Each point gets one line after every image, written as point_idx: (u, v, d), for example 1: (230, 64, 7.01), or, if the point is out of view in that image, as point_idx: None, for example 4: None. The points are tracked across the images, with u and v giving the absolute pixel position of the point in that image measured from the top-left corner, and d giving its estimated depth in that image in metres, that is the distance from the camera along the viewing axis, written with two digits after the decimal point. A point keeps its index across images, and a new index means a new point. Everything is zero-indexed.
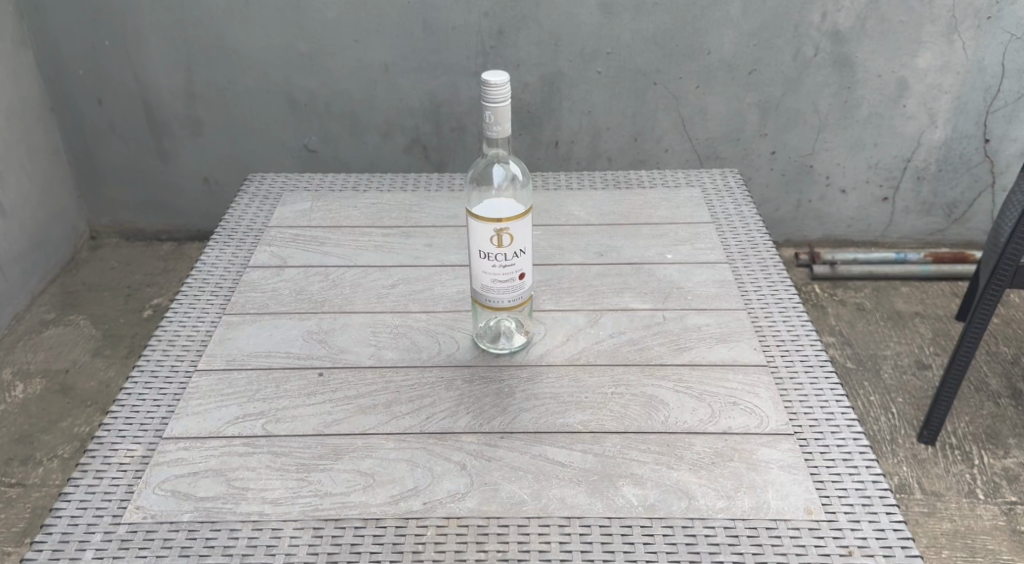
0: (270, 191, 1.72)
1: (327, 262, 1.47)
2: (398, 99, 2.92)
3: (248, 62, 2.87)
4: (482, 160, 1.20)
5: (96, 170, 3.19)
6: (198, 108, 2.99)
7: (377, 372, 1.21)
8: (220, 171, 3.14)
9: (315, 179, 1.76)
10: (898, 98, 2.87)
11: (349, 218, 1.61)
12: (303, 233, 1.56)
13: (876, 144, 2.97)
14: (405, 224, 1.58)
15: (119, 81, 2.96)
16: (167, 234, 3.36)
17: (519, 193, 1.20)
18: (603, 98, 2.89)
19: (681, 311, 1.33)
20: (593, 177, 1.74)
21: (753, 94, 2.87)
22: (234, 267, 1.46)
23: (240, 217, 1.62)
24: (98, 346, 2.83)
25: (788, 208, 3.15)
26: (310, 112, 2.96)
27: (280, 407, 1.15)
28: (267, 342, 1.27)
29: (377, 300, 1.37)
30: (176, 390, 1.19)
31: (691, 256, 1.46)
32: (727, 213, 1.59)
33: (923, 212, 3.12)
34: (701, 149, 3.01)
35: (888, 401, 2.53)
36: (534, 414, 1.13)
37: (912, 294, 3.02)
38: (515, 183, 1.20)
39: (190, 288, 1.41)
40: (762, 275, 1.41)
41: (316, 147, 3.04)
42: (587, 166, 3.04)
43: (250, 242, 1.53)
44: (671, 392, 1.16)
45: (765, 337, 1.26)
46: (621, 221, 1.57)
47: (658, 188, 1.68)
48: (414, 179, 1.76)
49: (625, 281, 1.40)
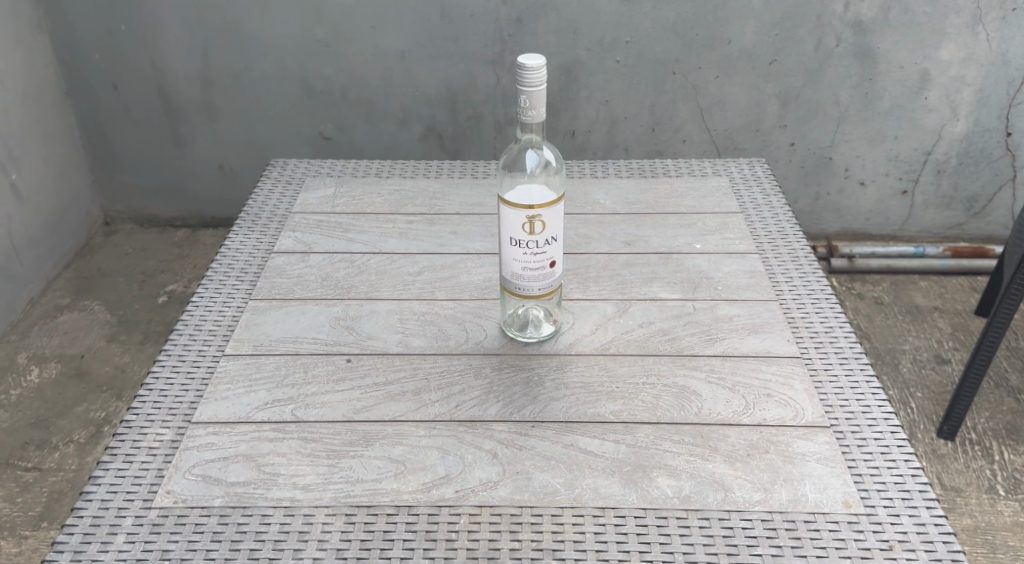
0: (293, 176, 1.70)
1: (352, 248, 1.46)
2: (415, 86, 2.95)
3: (265, 48, 2.90)
4: (513, 147, 1.18)
5: (112, 155, 3.23)
6: (214, 94, 3.03)
7: (405, 359, 1.20)
8: (236, 157, 3.18)
9: (337, 164, 1.74)
10: (920, 90, 2.88)
11: (372, 205, 1.59)
12: (327, 220, 1.54)
13: (897, 137, 2.99)
14: (429, 211, 1.57)
15: (136, 66, 3.00)
16: (182, 221, 3.40)
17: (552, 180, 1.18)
18: (620, 86, 2.92)
19: (712, 301, 1.31)
20: (618, 165, 1.72)
21: (773, 84, 2.90)
22: (258, 253, 1.45)
23: (263, 203, 1.61)
24: (113, 332, 2.84)
25: (807, 200, 3.17)
26: (326, 99, 3.00)
27: (309, 393, 1.14)
28: (295, 327, 1.26)
29: (403, 287, 1.36)
30: (204, 374, 1.18)
31: (720, 246, 1.44)
32: (755, 203, 1.57)
33: (942, 205, 3.14)
34: (718, 140, 3.04)
35: (907, 396, 2.52)
36: (564, 404, 1.12)
37: (930, 288, 3.00)
38: (547, 170, 1.18)
39: (216, 272, 1.40)
40: (792, 266, 1.39)
41: (332, 134, 3.08)
42: (603, 156, 3.09)
43: (274, 229, 1.52)
44: (704, 383, 1.15)
45: (798, 329, 1.24)
46: (647, 210, 1.55)
47: (684, 177, 1.66)
48: (436, 166, 1.74)
49: (653, 271, 1.39)
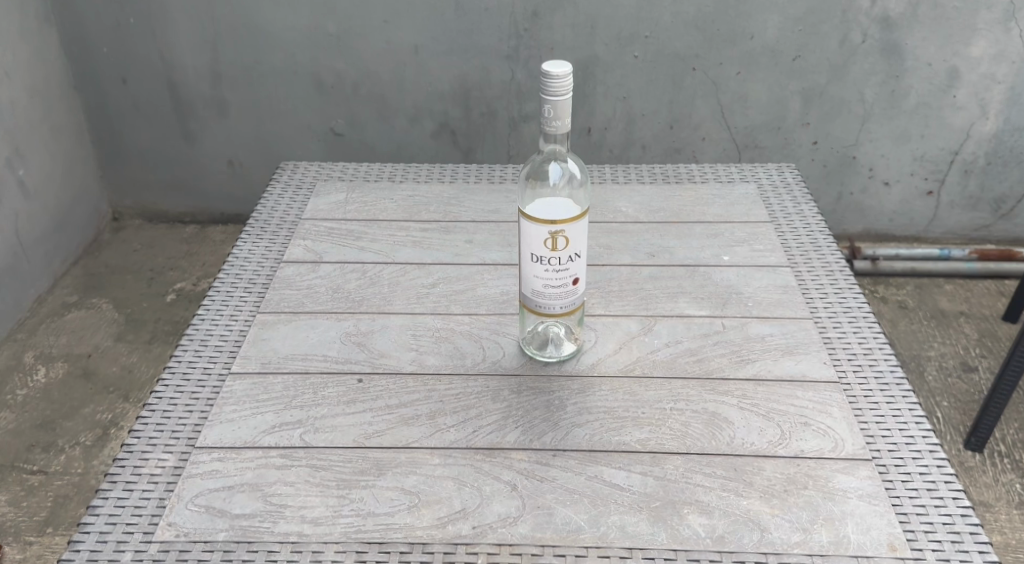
0: (303, 179, 1.64)
1: (365, 258, 1.40)
2: (428, 82, 2.88)
3: (275, 42, 2.84)
4: (535, 158, 1.11)
5: (121, 150, 3.18)
6: (224, 88, 2.98)
7: (419, 379, 1.14)
8: (246, 153, 3.13)
9: (347, 167, 1.68)
10: (948, 88, 2.80)
11: (384, 212, 1.53)
12: (338, 227, 1.48)
13: (923, 136, 2.91)
14: (444, 218, 1.51)
15: (144, 60, 2.95)
16: (191, 217, 3.35)
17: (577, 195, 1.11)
18: (639, 82, 2.84)
19: (742, 318, 1.25)
20: (640, 170, 1.65)
21: (796, 81, 2.82)
22: (267, 262, 1.39)
23: (272, 208, 1.55)
24: (121, 330, 2.80)
25: (829, 200, 3.09)
26: (338, 94, 2.94)
27: (318, 415, 1.08)
28: (305, 343, 1.20)
29: (417, 301, 1.30)
30: (210, 392, 1.13)
31: (749, 258, 1.37)
32: (785, 211, 1.50)
33: (969, 207, 3.06)
34: (739, 138, 2.96)
35: (933, 405, 2.45)
36: (587, 430, 1.06)
37: (956, 292, 2.92)
38: (571, 183, 1.11)
39: (223, 283, 1.34)
40: (827, 281, 1.32)
41: (343, 130, 3.02)
42: (620, 153, 3.02)
43: (283, 237, 1.46)
44: (735, 409, 1.09)
45: (835, 350, 1.18)
46: (672, 219, 1.49)
47: (710, 183, 1.59)
48: (451, 170, 1.68)
49: (679, 285, 1.33)
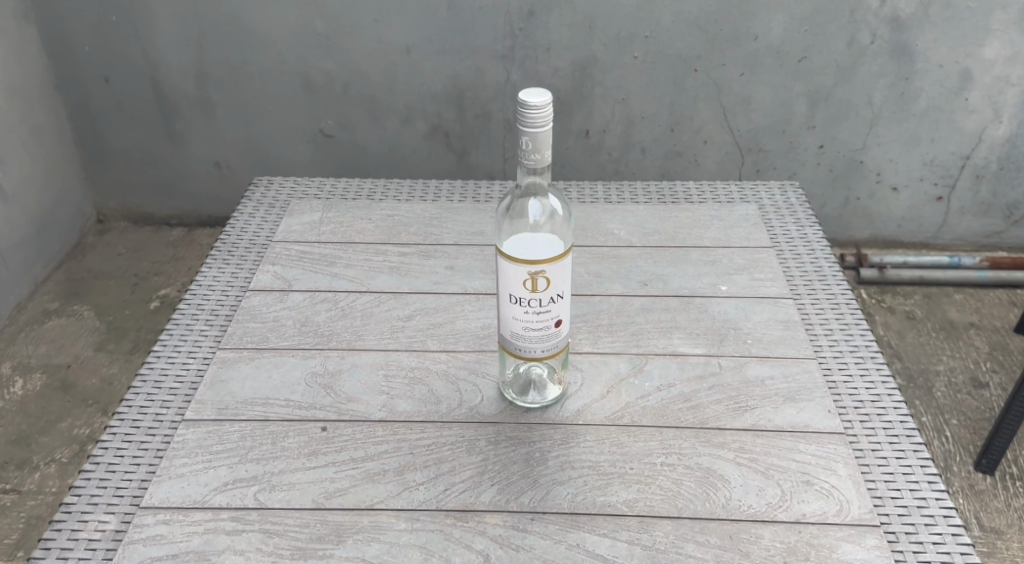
0: (277, 197, 1.55)
1: (338, 286, 1.30)
2: (420, 82, 2.78)
3: (262, 41, 2.74)
4: (512, 192, 1.02)
5: (105, 151, 3.08)
6: (209, 88, 2.87)
7: (388, 427, 1.05)
8: (233, 154, 3.03)
9: (324, 184, 1.59)
10: (960, 91, 2.69)
11: (361, 233, 1.43)
12: (311, 250, 1.39)
13: (933, 140, 2.80)
14: (424, 241, 1.41)
15: (127, 58, 2.85)
16: (178, 220, 3.25)
17: (560, 229, 1.01)
18: (638, 84, 2.74)
19: (740, 358, 1.15)
20: (635, 188, 1.55)
21: (802, 83, 2.71)
22: (233, 290, 1.30)
23: (242, 229, 1.45)
24: (102, 340, 2.71)
25: (835, 205, 2.98)
26: (327, 95, 2.84)
27: (275, 470, 0.99)
28: (266, 385, 1.11)
29: (391, 336, 1.21)
30: (160, 442, 1.04)
31: (748, 289, 1.28)
32: (788, 235, 1.40)
33: (979, 213, 2.96)
34: (742, 141, 2.86)
35: (941, 423, 2.36)
36: (569, 489, 0.97)
37: (966, 302, 2.82)
38: (552, 217, 1.02)
39: (183, 315, 1.25)
40: (832, 315, 1.23)
41: (333, 132, 2.93)
42: (619, 157, 2.91)
43: (251, 262, 1.37)
44: (732, 464, 1.00)
45: (840, 396, 1.10)
46: (667, 243, 1.39)
47: (708, 204, 1.49)
48: (434, 187, 1.58)
49: (673, 319, 1.23)
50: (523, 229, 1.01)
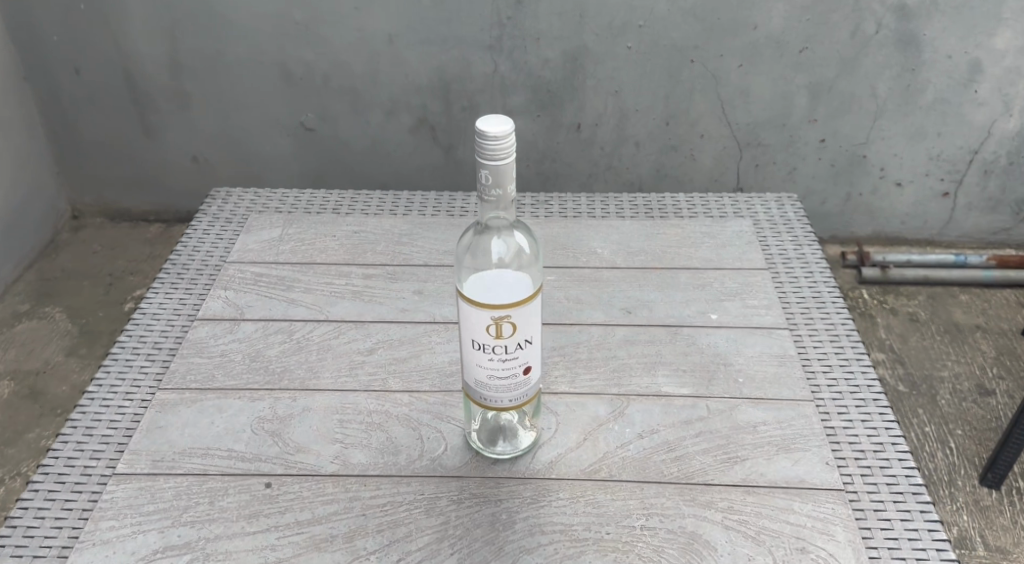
0: (235, 211, 1.44)
1: (296, 315, 1.20)
2: (404, 74, 2.65)
3: (237, 30, 2.60)
4: (471, 231, 0.92)
5: (78, 144, 2.96)
6: (184, 80, 2.74)
7: (339, 483, 0.96)
8: (210, 148, 2.90)
9: (287, 196, 1.48)
10: (969, 82, 2.57)
11: (324, 252, 1.33)
12: (267, 273, 1.28)
13: (940, 134, 2.68)
14: (391, 261, 1.31)
15: (97, 48, 2.71)
16: (155, 215, 3.13)
17: (528, 268, 0.91)
18: (632, 75, 2.61)
19: (730, 399, 1.05)
20: (622, 202, 1.45)
21: (803, 74, 2.59)
22: (179, 321, 1.20)
23: (194, 248, 1.35)
24: (74, 344, 2.61)
25: (837, 201, 2.87)
26: (307, 86, 2.71)
27: (212, 537, 0.90)
28: (209, 433, 1.02)
29: (349, 374, 1.10)
30: (89, 495, 0.96)
31: (742, 317, 1.18)
32: (784, 255, 1.30)
33: (987, 209, 2.84)
34: (740, 135, 2.74)
35: (945, 434, 2.26)
36: (536, 559, 0.88)
37: (973, 302, 2.71)
38: (518, 253, 0.91)
39: (123, 348, 1.16)
40: (831, 350, 1.13)
41: (314, 125, 2.80)
42: (612, 151, 2.80)
43: (202, 286, 1.26)
44: (720, 528, 0.90)
45: (839, 445, 0.99)
46: (654, 264, 1.29)
47: (699, 219, 1.39)
48: (405, 200, 1.47)
49: (657, 352, 1.13)
50: (484, 269, 0.91)
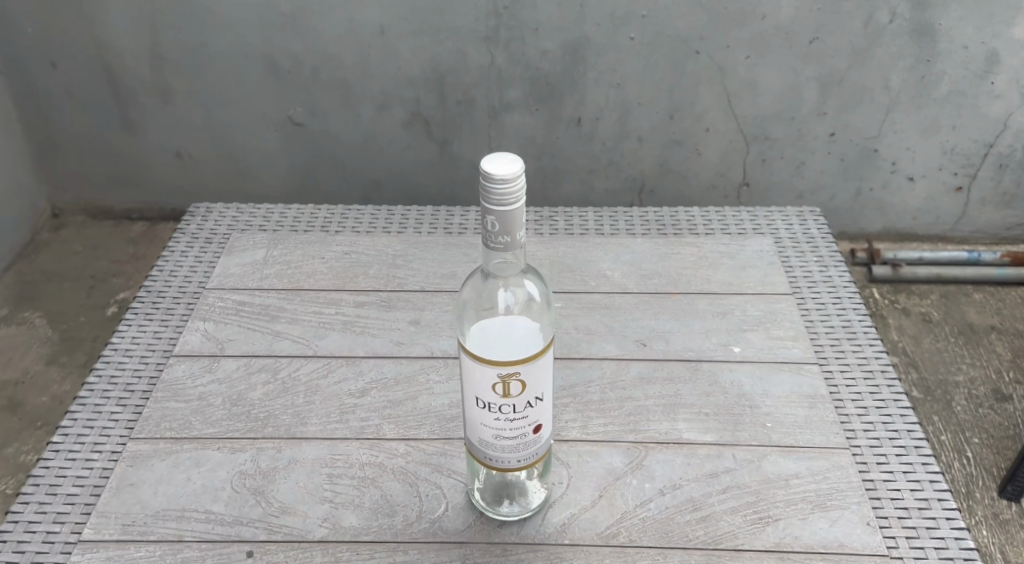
0: (216, 229, 1.41)
1: (284, 351, 1.15)
2: (396, 67, 2.52)
3: (220, 21, 2.46)
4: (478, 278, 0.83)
5: (57, 140, 2.83)
6: (165, 74, 2.60)
7: (330, 549, 0.94)
8: (195, 144, 2.76)
9: (272, 215, 1.44)
10: (985, 74, 2.47)
11: (313, 279, 1.28)
12: (250, 301, 1.24)
13: (954, 127, 2.58)
14: (385, 286, 1.25)
15: (74, 40, 2.58)
16: (138, 213, 3.00)
17: (539, 318, 0.81)
18: (636, 67, 2.50)
19: (757, 446, 1.02)
20: (630, 218, 1.37)
21: (813, 66, 2.48)
22: (151, 360, 1.17)
23: (168, 274, 1.32)
24: (54, 351, 2.50)
25: (846, 196, 2.77)
26: (295, 80, 2.57)
27: None
28: (184, 491, 1.00)
29: (338, 420, 1.07)
30: (79, 514, 0.99)
31: (768, 351, 1.13)
32: (808, 278, 1.27)
33: (1001, 204, 2.75)
34: (748, 129, 2.63)
35: (961, 442, 2.18)
36: None
37: (986, 302, 2.62)
38: (528, 302, 0.82)
39: (92, 390, 1.14)
40: (862, 387, 1.11)
41: (303, 120, 2.66)
42: (614, 146, 2.68)
43: (176, 320, 1.23)
44: None
45: (878, 493, 0.99)
46: (670, 289, 1.23)
47: (716, 237, 1.34)
48: (402, 220, 1.41)
49: (676, 392, 1.08)
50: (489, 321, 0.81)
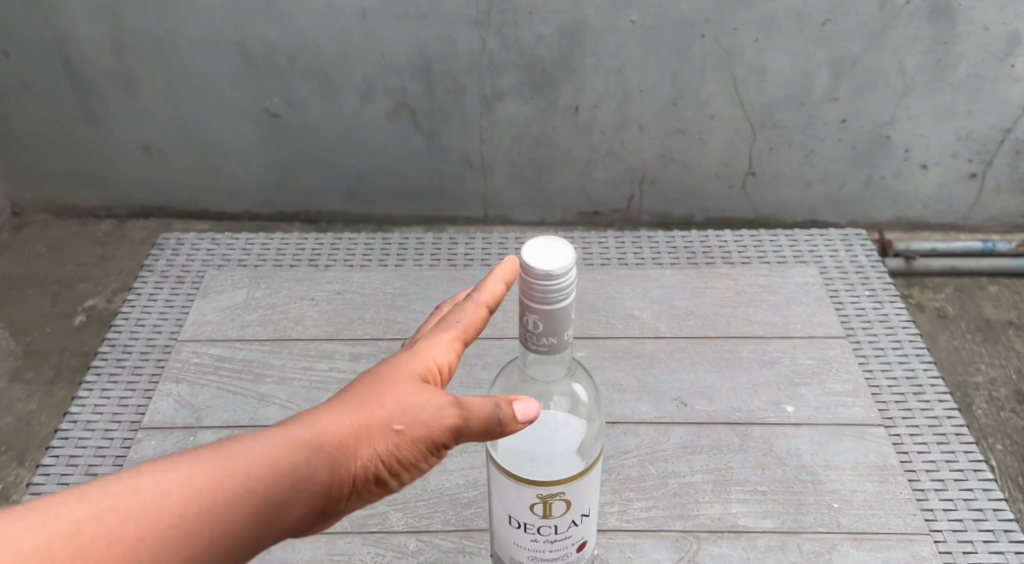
0: (190, 267, 1.63)
1: (274, 421, 1.30)
2: (379, 54, 2.25)
3: (190, 6, 2.19)
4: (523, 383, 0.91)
5: (13, 135, 2.55)
6: (131, 63, 2.33)
7: None
8: (165, 137, 2.49)
9: (258, 249, 1.68)
10: (1005, 57, 2.23)
11: (306, 319, 1.49)
12: (230, 357, 1.41)
13: (970, 112, 2.35)
14: (387, 334, 1.46)
15: (27, 26, 2.29)
16: (106, 211, 2.74)
17: (586, 421, 0.90)
18: (637, 53, 2.23)
19: (817, 517, 1.16)
20: (659, 246, 1.64)
21: (826, 49, 2.22)
22: (114, 448, 1.29)
23: (133, 341, 1.47)
24: (18, 367, 2.30)
25: (857, 184, 2.53)
26: (270, 68, 2.30)
27: None
28: None
29: None
30: None
31: (830, 409, 1.29)
32: (852, 307, 1.49)
33: (1016, 191, 2.55)
34: (754, 116, 2.36)
35: (983, 450, 2.09)
36: None
37: (1002, 296, 2.50)
38: (574, 404, 0.91)
39: (58, 472, 1.27)
40: (913, 412, 1.31)
41: (280, 111, 2.39)
42: (612, 137, 2.42)
43: (140, 398, 1.37)
44: None
45: (933, 513, 1.17)
46: (709, 331, 1.43)
47: (752, 271, 1.56)
48: (403, 244, 1.70)
49: (719, 441, 1.25)
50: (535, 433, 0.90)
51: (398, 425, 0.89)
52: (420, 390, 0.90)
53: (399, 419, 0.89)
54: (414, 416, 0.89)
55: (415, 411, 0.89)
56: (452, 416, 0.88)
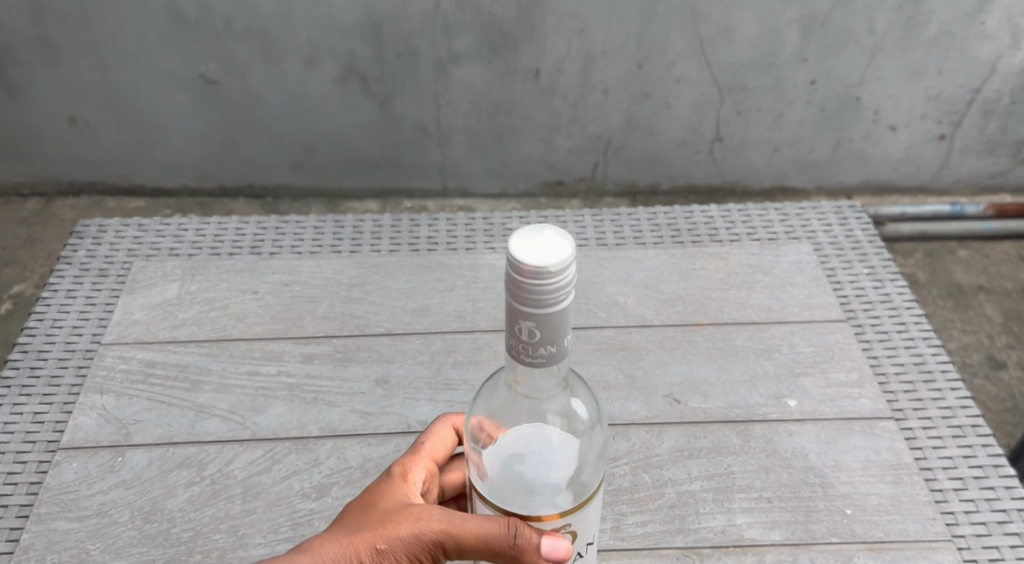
0: (117, 260, 1.56)
1: (215, 436, 1.24)
2: (324, 14, 2.09)
3: None
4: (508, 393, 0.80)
5: None
6: (51, 26, 2.13)
7: None
8: (93, 108, 2.30)
9: (195, 235, 1.61)
10: (977, 13, 2.15)
11: (254, 315, 1.43)
12: (163, 368, 1.34)
13: (941, 71, 2.28)
14: (343, 331, 1.40)
15: None
16: (30, 188, 2.52)
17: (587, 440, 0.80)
18: (600, 11, 2.10)
19: (800, 516, 1.16)
20: (640, 223, 1.63)
21: (795, 6, 2.12)
22: (26, 476, 1.21)
23: (47, 345, 1.39)
24: None
25: (825, 148, 2.45)
26: (204, 31, 2.12)
27: None
28: None
29: (299, 506, 1.17)
30: None
31: (832, 399, 1.30)
32: (845, 283, 1.51)
33: (984, 152, 2.49)
34: (721, 79, 2.26)
35: None
36: None
37: (972, 260, 2.46)
38: (571, 421, 0.80)
39: None
40: (909, 390, 1.33)
41: (217, 78, 2.21)
42: (575, 103, 2.29)
43: (60, 412, 1.29)
44: None
45: (944, 502, 1.18)
46: (700, 318, 1.43)
47: (742, 253, 1.57)
48: (371, 224, 1.64)
49: (718, 442, 1.24)
50: (529, 455, 0.79)
51: (391, 540, 0.84)
52: (403, 508, 0.86)
53: (382, 538, 0.84)
54: (397, 533, 0.83)
55: (400, 527, 0.84)
56: (437, 523, 0.82)
